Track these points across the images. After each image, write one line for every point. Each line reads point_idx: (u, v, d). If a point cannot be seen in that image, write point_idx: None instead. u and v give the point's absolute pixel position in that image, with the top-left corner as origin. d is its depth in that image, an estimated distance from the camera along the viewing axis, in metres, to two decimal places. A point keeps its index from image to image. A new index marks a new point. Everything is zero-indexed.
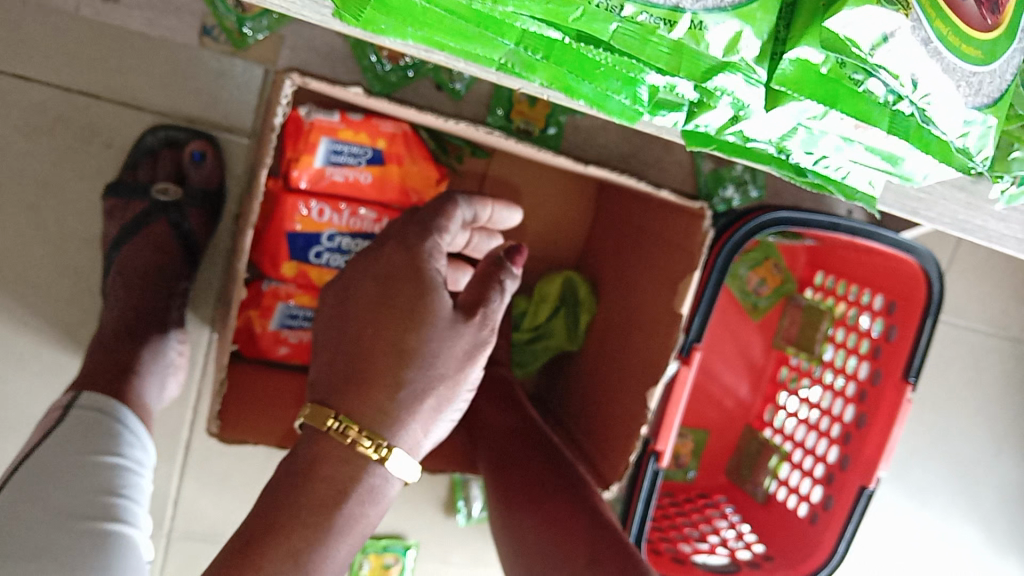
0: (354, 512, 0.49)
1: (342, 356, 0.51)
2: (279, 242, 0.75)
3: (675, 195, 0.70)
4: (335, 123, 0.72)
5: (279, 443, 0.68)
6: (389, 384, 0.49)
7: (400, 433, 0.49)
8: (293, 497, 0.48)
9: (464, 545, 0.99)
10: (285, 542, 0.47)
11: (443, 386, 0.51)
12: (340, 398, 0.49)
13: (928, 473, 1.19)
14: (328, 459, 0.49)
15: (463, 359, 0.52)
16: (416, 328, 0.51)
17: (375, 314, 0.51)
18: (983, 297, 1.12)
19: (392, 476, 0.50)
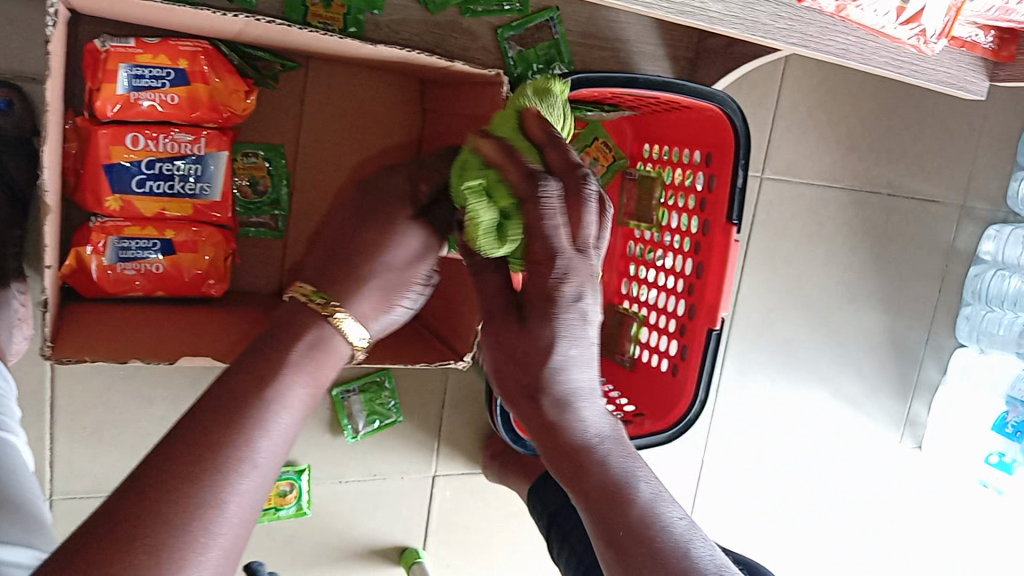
0: (309, 361, 0.54)
1: (328, 255, 0.60)
2: (98, 175, 0.75)
3: (468, 67, 0.77)
4: (131, 48, 0.73)
5: (168, 359, 0.70)
6: (355, 274, 0.58)
7: (362, 314, 0.58)
8: (263, 346, 0.54)
9: (356, 461, 1.02)
10: (255, 371, 0.51)
11: (393, 280, 0.60)
12: (324, 279, 0.59)
13: (791, 327, 1.26)
14: (301, 321, 0.56)
15: (417, 261, 0.61)
16: (397, 237, 0.60)
17: (355, 226, 0.60)
18: (811, 152, 1.20)
19: (345, 338, 0.57)
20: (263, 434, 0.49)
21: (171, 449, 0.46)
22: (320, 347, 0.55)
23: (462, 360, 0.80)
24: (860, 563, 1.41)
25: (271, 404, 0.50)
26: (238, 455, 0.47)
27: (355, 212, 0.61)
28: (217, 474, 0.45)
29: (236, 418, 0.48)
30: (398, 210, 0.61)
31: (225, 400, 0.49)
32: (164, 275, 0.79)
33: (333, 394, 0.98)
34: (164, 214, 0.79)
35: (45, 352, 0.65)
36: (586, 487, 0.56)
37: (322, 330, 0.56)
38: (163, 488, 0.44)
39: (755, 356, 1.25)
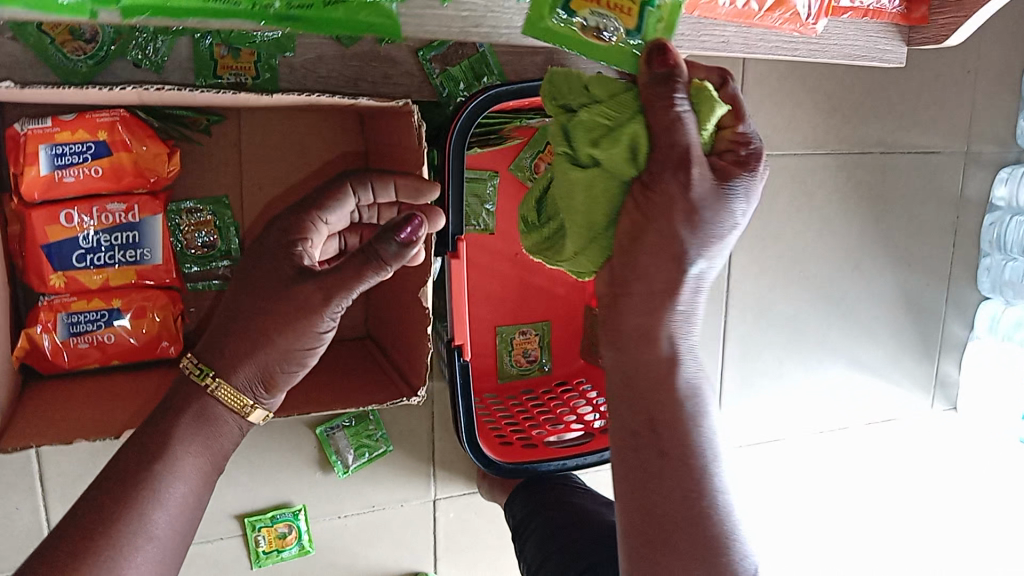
0: (196, 431, 0.64)
1: (219, 324, 0.66)
2: (38, 256, 0.77)
3: (376, 99, 0.74)
4: (49, 128, 0.74)
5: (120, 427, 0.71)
6: (242, 348, 0.64)
7: (242, 387, 0.64)
8: (162, 420, 0.64)
9: (352, 495, 1.02)
10: (150, 446, 0.62)
11: (272, 354, 0.64)
12: (213, 356, 0.64)
13: (794, 304, 1.21)
14: (195, 394, 0.64)
15: (305, 318, 0.63)
16: (280, 305, 0.63)
17: (243, 275, 0.67)
18: (790, 122, 1.14)
19: (225, 415, 0.65)
20: (155, 510, 0.60)
21: (82, 525, 0.58)
22: (206, 416, 0.64)
23: (416, 395, 0.78)
24: (907, 535, 1.36)
25: (162, 478, 0.61)
26: (134, 532, 0.59)
27: (239, 285, 0.66)
28: (110, 554, 0.57)
29: (128, 498, 0.60)
30: (282, 263, 0.66)
31: (128, 477, 0.60)
32: (116, 344, 0.80)
33: (317, 432, 0.99)
34: (107, 284, 0.80)
35: None
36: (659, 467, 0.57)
37: (209, 401, 0.64)
38: (74, 563, 0.57)
39: (760, 337, 1.20)
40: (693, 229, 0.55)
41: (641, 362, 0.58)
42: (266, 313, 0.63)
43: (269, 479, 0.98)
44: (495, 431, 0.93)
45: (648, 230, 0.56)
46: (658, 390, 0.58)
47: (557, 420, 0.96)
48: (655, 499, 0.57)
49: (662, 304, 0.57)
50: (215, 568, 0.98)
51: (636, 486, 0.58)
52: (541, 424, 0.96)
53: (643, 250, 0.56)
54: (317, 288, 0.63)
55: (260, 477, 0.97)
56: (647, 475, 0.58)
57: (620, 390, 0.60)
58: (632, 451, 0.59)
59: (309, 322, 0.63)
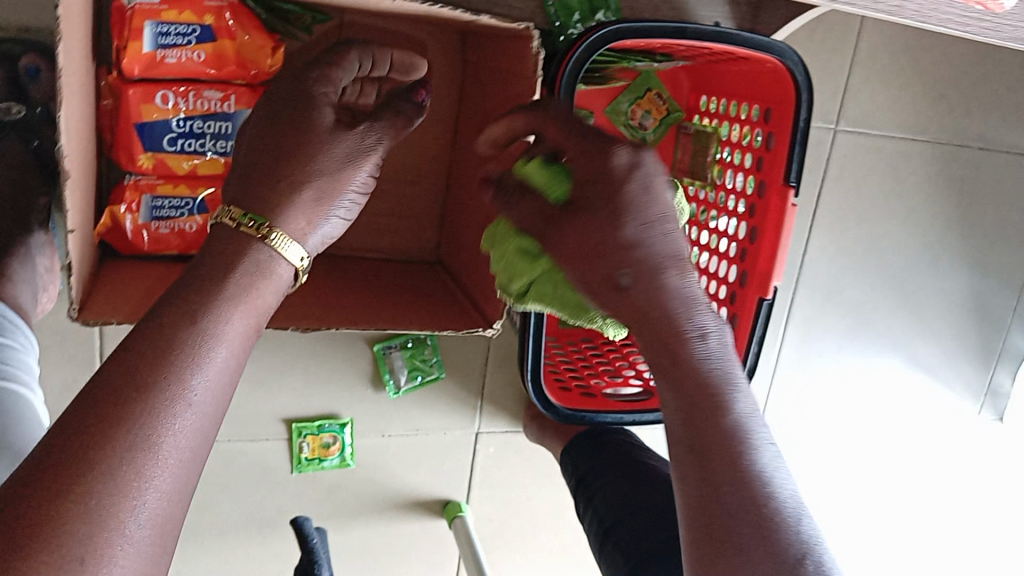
0: (241, 291, 0.54)
1: (247, 170, 0.60)
2: (131, 134, 0.75)
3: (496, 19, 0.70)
4: (156, 4, 0.72)
5: (130, 315, 0.69)
6: (287, 191, 0.58)
7: (296, 233, 0.59)
8: (200, 281, 0.54)
9: (398, 416, 1.02)
10: (183, 304, 0.52)
11: (327, 190, 0.60)
12: (256, 203, 0.58)
13: (863, 289, 1.19)
14: (231, 248, 0.56)
15: (348, 165, 0.62)
16: (331, 140, 0.61)
17: (275, 121, 0.62)
18: (894, 103, 1.10)
19: (276, 256, 0.57)
20: (194, 374, 0.50)
21: (110, 386, 0.47)
22: (256, 270, 0.56)
23: (490, 326, 0.77)
24: (927, 534, 1.35)
25: (202, 339, 0.51)
26: (172, 390, 0.48)
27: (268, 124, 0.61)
28: (141, 422, 0.47)
29: (160, 360, 0.49)
30: (318, 112, 0.62)
31: (154, 336, 0.50)
32: (196, 233, 0.80)
33: (374, 349, 0.99)
34: (196, 172, 0.78)
35: (72, 313, 0.66)
36: (692, 462, 0.57)
37: (263, 252, 0.56)
38: (105, 427, 0.46)
39: (822, 319, 1.18)
40: (624, 229, 0.56)
41: (673, 377, 0.58)
42: (312, 145, 0.60)
43: (320, 389, 0.98)
44: (555, 375, 0.93)
45: (597, 253, 0.57)
46: (706, 420, 0.57)
47: (616, 373, 0.96)
48: (699, 503, 0.56)
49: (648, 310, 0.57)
50: (257, 468, 0.98)
51: (685, 485, 0.57)
52: (600, 373, 0.96)
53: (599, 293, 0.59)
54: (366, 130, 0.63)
55: (308, 386, 0.97)
56: (708, 484, 0.56)
57: (671, 406, 0.59)
58: (691, 468, 0.57)
59: (362, 162, 0.63)
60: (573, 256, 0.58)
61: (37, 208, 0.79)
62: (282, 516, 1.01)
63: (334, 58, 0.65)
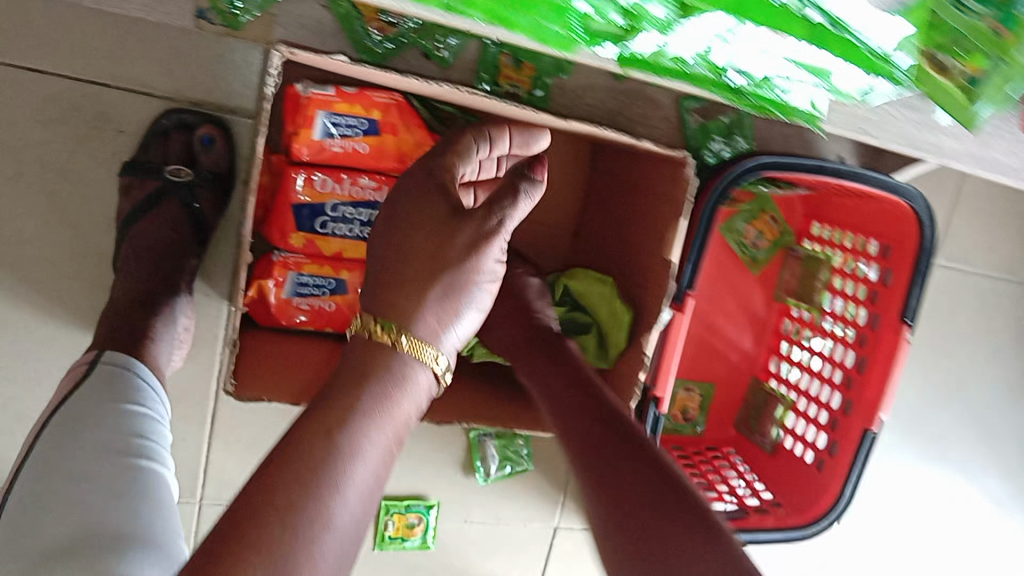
0: (378, 402, 0.47)
1: (379, 268, 0.50)
2: (285, 213, 0.79)
3: (656, 145, 0.73)
4: (331, 96, 0.76)
5: (282, 395, 0.71)
6: (416, 287, 0.49)
7: (428, 333, 0.48)
8: (336, 398, 0.46)
9: (482, 503, 1.03)
10: (320, 420, 0.45)
11: (463, 281, 0.49)
12: (380, 309, 0.48)
13: (945, 420, 1.19)
14: (371, 364, 0.48)
15: (479, 249, 0.50)
16: (451, 233, 0.50)
17: (393, 224, 0.52)
18: (989, 242, 1.13)
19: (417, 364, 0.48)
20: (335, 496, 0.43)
21: (234, 524, 0.41)
22: (395, 381, 0.48)
23: None
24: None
25: (346, 456, 0.44)
26: (313, 521, 0.42)
27: (387, 226, 0.52)
28: (281, 548, 0.41)
29: (301, 480, 0.43)
30: (434, 197, 0.52)
31: (290, 462, 0.43)
32: (332, 312, 0.82)
33: (469, 435, 1.00)
34: (342, 254, 0.81)
35: (227, 389, 0.69)
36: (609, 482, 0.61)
37: (401, 360, 0.48)
38: (246, 550, 0.40)
39: (904, 446, 1.17)
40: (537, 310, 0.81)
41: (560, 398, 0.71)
42: (436, 242, 0.50)
43: (413, 470, 0.99)
44: None
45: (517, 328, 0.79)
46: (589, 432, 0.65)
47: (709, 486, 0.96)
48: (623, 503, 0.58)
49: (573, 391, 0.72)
50: None
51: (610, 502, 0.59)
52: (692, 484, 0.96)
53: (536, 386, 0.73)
54: (488, 211, 0.51)
55: (402, 466, 0.98)
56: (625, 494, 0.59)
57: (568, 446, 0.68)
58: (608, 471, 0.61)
59: (492, 244, 0.51)
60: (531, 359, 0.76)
61: (185, 269, 0.81)
62: None
63: (446, 151, 0.59)
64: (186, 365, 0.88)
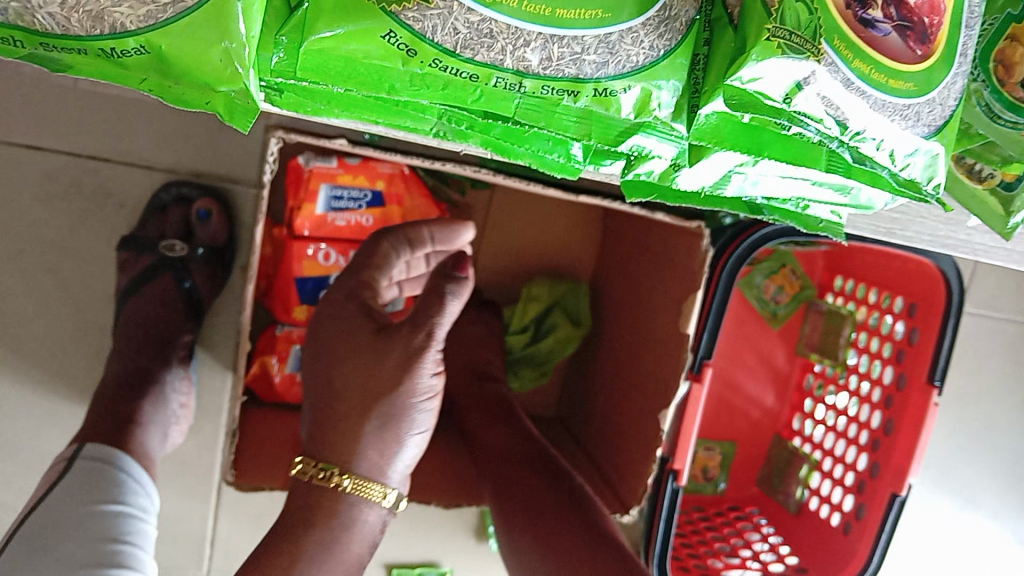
0: (328, 545, 0.51)
1: (320, 408, 0.52)
2: (289, 287, 0.77)
3: (670, 217, 0.69)
4: (333, 169, 0.74)
5: (283, 485, 0.70)
6: (355, 424, 0.50)
7: (373, 469, 0.51)
8: (293, 539, 0.50)
9: (496, 569, 1.00)
10: (269, 564, 0.49)
11: (390, 408, 0.50)
12: (323, 447, 0.51)
13: (976, 471, 1.14)
14: (324, 508, 0.51)
15: (409, 374, 0.51)
16: (381, 360, 0.51)
17: (328, 359, 0.53)
18: (1021, 287, 1.09)
19: (360, 506, 0.51)
20: None
21: None
22: (345, 526, 0.51)
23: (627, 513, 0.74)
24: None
25: None
26: None
27: (320, 352, 0.54)
28: None
29: None
30: (363, 325, 0.54)
31: None
32: None
33: None
34: None
35: (228, 479, 0.67)
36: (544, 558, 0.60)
37: (347, 504, 0.51)
38: None
39: (933, 498, 1.13)
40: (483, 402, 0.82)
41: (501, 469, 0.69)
42: (357, 368, 0.51)
43: (423, 535, 0.96)
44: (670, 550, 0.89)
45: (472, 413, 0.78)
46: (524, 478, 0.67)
47: (732, 552, 0.92)
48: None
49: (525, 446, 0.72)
50: None
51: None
52: (713, 547, 0.92)
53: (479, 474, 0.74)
54: (413, 330, 0.51)
55: (414, 532, 0.96)
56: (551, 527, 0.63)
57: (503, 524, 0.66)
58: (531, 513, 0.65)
59: (422, 365, 0.51)
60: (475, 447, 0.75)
61: (180, 345, 0.78)
62: None
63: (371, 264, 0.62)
64: (191, 438, 0.87)
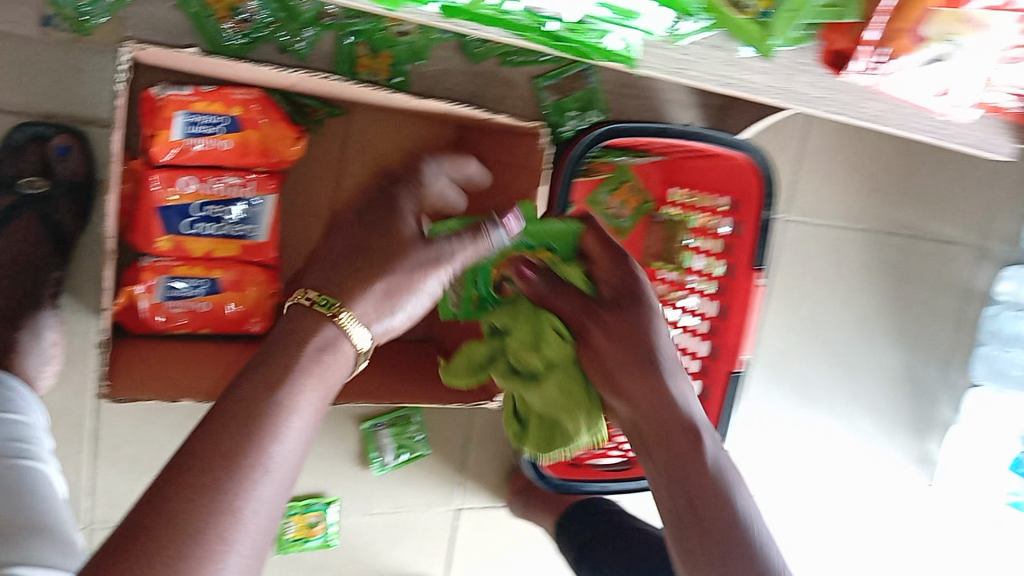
0: (314, 364, 0.56)
1: (338, 260, 0.62)
2: (151, 217, 0.78)
3: (508, 118, 0.78)
4: (187, 96, 0.76)
5: (163, 394, 0.72)
6: (364, 281, 0.61)
7: (363, 316, 0.60)
8: (275, 359, 0.55)
9: (381, 493, 1.05)
10: (260, 378, 0.53)
11: (397, 279, 0.62)
12: (337, 289, 0.60)
13: (807, 365, 1.29)
14: (307, 329, 0.58)
15: (425, 273, 0.65)
16: (413, 251, 0.64)
17: (359, 233, 0.64)
18: (836, 195, 1.22)
19: (346, 339, 0.59)
20: (272, 441, 0.51)
21: (180, 468, 0.48)
22: (329, 349, 0.57)
23: (494, 400, 0.85)
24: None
25: (283, 409, 0.52)
26: (252, 466, 0.49)
27: (358, 223, 0.64)
28: (229, 485, 0.48)
29: (244, 432, 0.50)
30: (399, 218, 0.65)
31: (232, 408, 0.51)
32: (208, 312, 0.82)
33: (362, 427, 1.03)
34: (212, 254, 0.81)
35: (103, 391, 0.69)
36: (688, 496, 0.66)
37: (334, 330, 0.58)
38: (191, 493, 0.47)
39: (771, 390, 1.27)
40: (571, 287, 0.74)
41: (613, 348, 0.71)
42: (392, 253, 0.63)
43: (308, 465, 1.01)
44: None
45: (552, 295, 0.73)
46: (688, 473, 0.67)
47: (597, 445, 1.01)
48: (690, 516, 0.66)
49: (665, 427, 0.69)
50: None
51: (684, 511, 0.66)
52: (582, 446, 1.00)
53: (565, 316, 0.73)
54: (442, 241, 0.66)
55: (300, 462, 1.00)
56: (702, 530, 0.65)
57: (633, 432, 0.71)
58: (687, 531, 0.65)
59: (432, 271, 0.65)
60: (628, 388, 0.71)
61: (49, 282, 0.81)
62: None
63: (422, 182, 0.71)
64: (61, 386, 0.86)
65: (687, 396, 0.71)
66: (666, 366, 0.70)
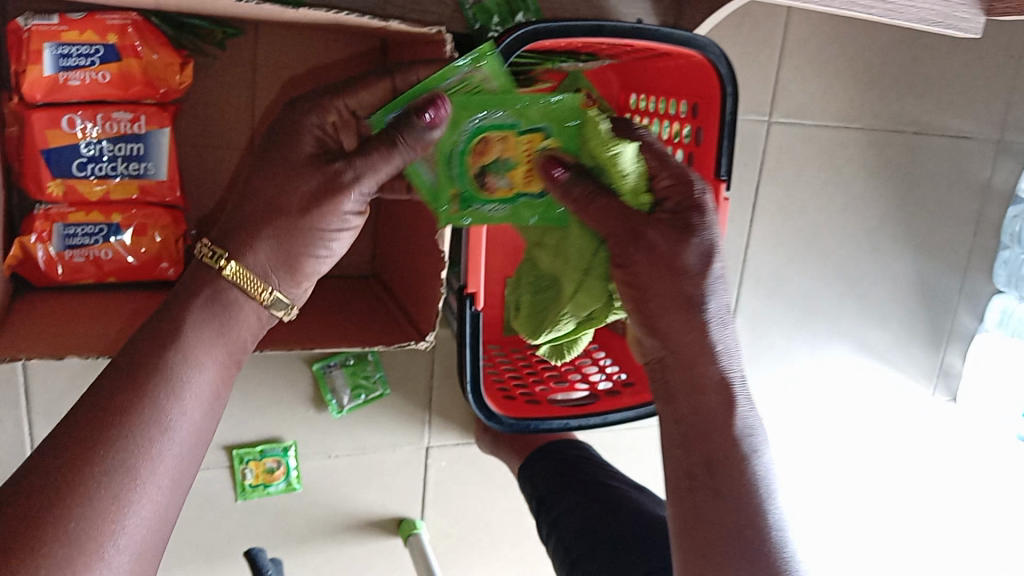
0: (209, 318, 0.58)
1: (235, 201, 0.58)
2: (36, 161, 0.72)
3: (408, 23, 0.68)
4: (55, 25, 0.69)
5: (46, 353, 0.65)
6: (259, 226, 0.57)
7: (262, 272, 0.58)
8: (177, 310, 0.57)
9: (344, 436, 1.00)
10: (156, 335, 0.56)
11: (285, 223, 0.57)
12: (232, 241, 0.58)
13: (807, 280, 1.18)
14: (209, 286, 0.58)
15: (315, 206, 0.57)
16: (299, 187, 0.57)
17: (256, 167, 0.58)
18: (827, 91, 1.10)
19: (241, 299, 0.58)
20: (171, 402, 0.55)
21: (75, 428, 0.52)
22: (223, 304, 0.58)
23: (424, 339, 0.77)
24: (898, 531, 1.35)
25: (179, 368, 0.56)
26: (148, 427, 0.53)
27: (255, 159, 0.58)
28: (123, 445, 0.52)
29: (136, 393, 0.54)
30: (301, 140, 0.57)
31: (130, 366, 0.55)
32: (112, 261, 0.77)
33: (314, 368, 0.96)
34: (108, 197, 0.76)
35: None
36: (702, 518, 0.61)
37: (227, 287, 0.58)
38: (88, 454, 0.51)
39: (770, 310, 1.17)
40: (687, 277, 0.60)
41: (674, 344, 0.62)
42: (281, 190, 0.57)
43: (261, 413, 0.96)
44: (499, 385, 0.92)
45: (652, 282, 0.60)
46: (711, 432, 0.63)
47: (561, 378, 0.95)
48: (698, 534, 0.61)
49: (696, 376, 0.63)
50: (199, 498, 0.95)
51: (690, 530, 0.62)
52: (545, 379, 0.95)
53: (632, 302, 0.62)
54: (342, 167, 0.56)
55: (250, 411, 0.95)
56: (704, 516, 0.61)
57: (676, 433, 0.64)
58: (688, 494, 0.62)
59: (336, 201, 0.57)
60: (665, 321, 0.61)
61: None
62: (231, 546, 0.98)
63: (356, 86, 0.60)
64: None
65: (730, 346, 0.63)
66: (714, 308, 0.61)
